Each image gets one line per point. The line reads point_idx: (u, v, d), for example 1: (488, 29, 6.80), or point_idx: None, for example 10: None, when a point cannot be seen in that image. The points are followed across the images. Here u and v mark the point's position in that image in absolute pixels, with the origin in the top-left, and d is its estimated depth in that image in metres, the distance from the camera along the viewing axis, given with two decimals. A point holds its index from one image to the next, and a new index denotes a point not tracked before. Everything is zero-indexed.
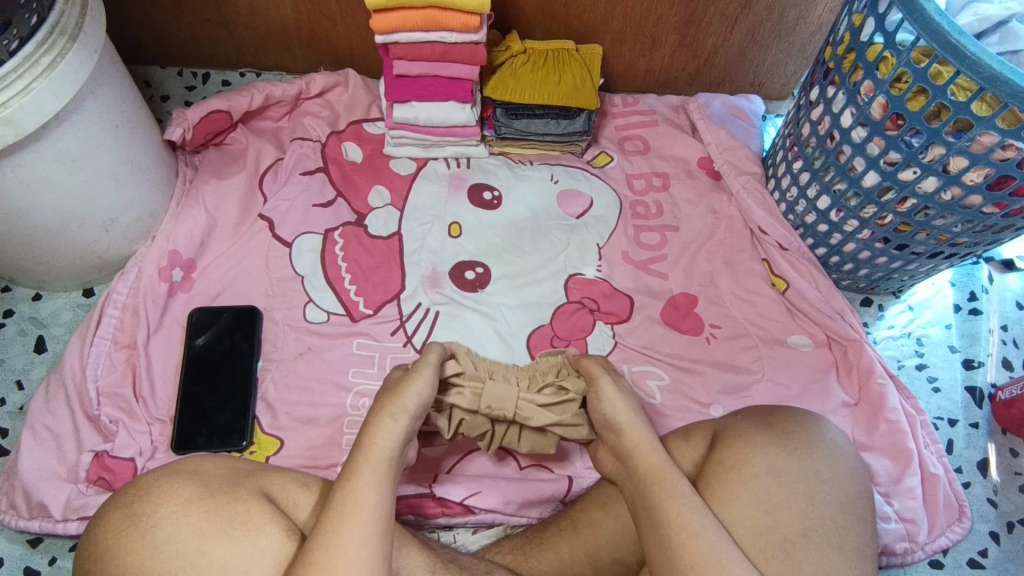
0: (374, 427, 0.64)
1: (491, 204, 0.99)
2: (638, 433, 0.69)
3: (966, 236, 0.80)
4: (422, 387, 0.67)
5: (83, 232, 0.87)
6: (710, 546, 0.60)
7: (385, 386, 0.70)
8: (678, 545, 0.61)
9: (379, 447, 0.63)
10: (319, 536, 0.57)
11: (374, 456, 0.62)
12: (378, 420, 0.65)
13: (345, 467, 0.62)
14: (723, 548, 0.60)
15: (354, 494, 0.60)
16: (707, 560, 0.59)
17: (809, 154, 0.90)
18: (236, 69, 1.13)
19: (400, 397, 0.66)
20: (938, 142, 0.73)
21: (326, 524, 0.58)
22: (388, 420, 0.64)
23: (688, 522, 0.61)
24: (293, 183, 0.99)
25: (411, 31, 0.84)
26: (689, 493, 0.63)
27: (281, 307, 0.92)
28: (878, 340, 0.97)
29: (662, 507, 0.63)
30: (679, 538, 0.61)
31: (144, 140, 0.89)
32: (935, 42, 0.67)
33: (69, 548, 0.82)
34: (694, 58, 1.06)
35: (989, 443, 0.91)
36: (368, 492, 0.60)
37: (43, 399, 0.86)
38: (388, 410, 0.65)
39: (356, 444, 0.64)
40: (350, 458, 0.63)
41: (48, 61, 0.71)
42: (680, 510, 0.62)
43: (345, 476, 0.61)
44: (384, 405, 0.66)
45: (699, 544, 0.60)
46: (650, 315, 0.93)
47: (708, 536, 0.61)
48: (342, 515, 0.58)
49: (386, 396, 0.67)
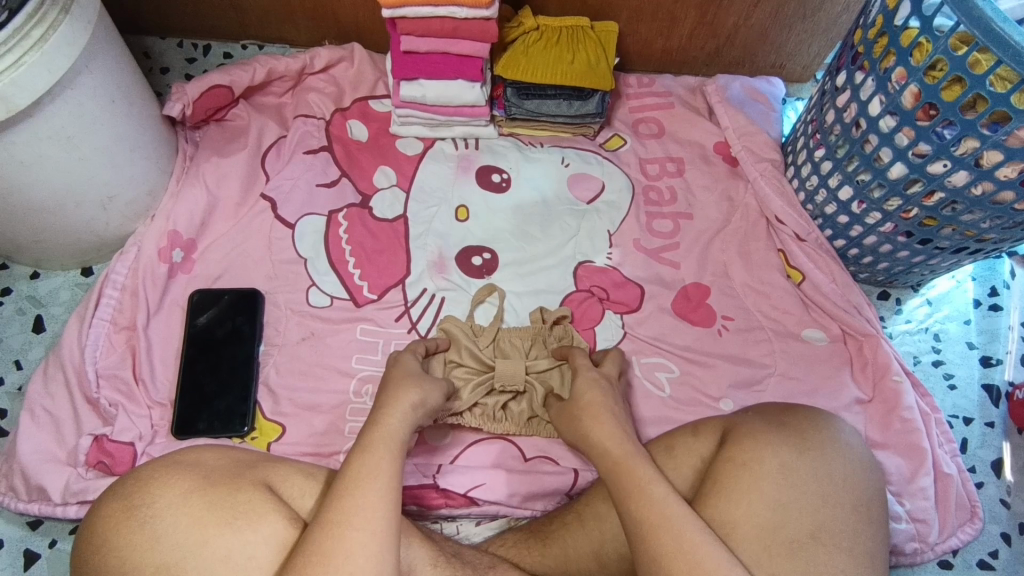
0: (392, 404, 0.66)
1: (499, 187, 0.96)
2: (606, 426, 0.68)
3: (994, 232, 0.77)
4: (435, 391, 0.71)
5: (80, 210, 0.85)
6: (673, 536, 0.57)
7: (396, 370, 0.72)
8: (643, 538, 0.58)
9: (393, 425, 0.64)
10: (338, 496, 0.57)
11: (389, 430, 0.63)
12: (395, 400, 0.67)
13: (356, 443, 0.62)
14: (687, 535, 0.57)
15: (372, 463, 0.60)
16: (676, 549, 0.57)
17: (833, 143, 0.86)
18: (238, 41, 1.10)
19: (421, 389, 0.69)
20: (972, 135, 0.70)
21: (343, 491, 0.57)
22: (406, 407, 0.67)
23: (653, 514, 0.59)
24: (296, 162, 0.96)
25: (420, 6, 0.81)
26: (651, 482, 0.61)
27: (283, 291, 0.90)
28: (895, 335, 0.95)
29: (627, 500, 0.61)
30: (645, 530, 0.58)
31: (143, 115, 0.86)
32: (976, 29, 0.63)
33: (69, 531, 0.81)
34: (714, 37, 1.02)
35: (1004, 443, 0.89)
36: (386, 464, 0.60)
37: (41, 380, 0.85)
38: (406, 399, 0.67)
39: (369, 423, 0.64)
40: (362, 434, 0.63)
41: (40, 33, 0.68)
42: (657, 498, 0.60)
43: (359, 450, 0.61)
44: (403, 392, 0.68)
45: (669, 533, 0.58)
46: (661, 306, 0.91)
47: (672, 524, 0.58)
48: (358, 484, 0.58)
49: (406, 385, 0.69)
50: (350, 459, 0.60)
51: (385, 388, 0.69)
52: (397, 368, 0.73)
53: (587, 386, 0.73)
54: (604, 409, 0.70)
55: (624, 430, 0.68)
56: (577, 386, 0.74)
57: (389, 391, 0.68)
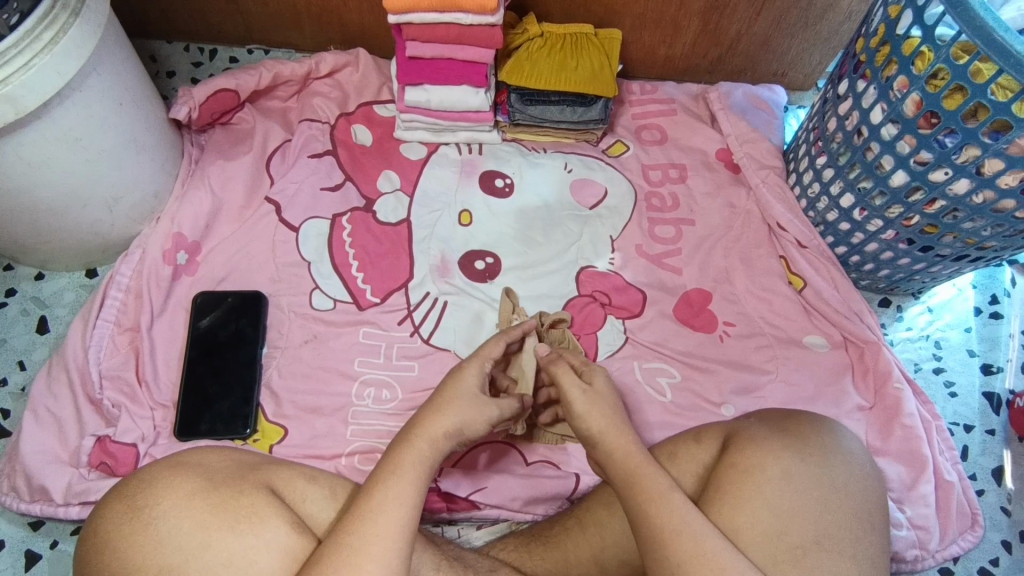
0: (423, 430, 0.62)
1: (503, 192, 0.97)
2: (621, 437, 0.65)
3: (995, 240, 0.78)
4: (480, 424, 0.65)
5: (86, 212, 0.85)
6: (694, 543, 0.58)
7: (449, 384, 0.67)
8: (659, 546, 0.59)
9: (423, 451, 0.61)
10: (356, 521, 0.57)
11: (418, 455, 0.61)
12: (429, 424, 0.63)
13: (384, 461, 0.61)
14: (708, 542, 0.58)
15: (400, 488, 0.58)
16: (692, 557, 0.57)
17: (834, 150, 0.87)
18: (244, 45, 1.10)
19: (456, 417, 0.64)
20: (974, 143, 0.70)
21: (365, 507, 0.58)
22: (441, 435, 0.63)
23: (671, 523, 0.59)
24: (301, 166, 0.96)
25: (426, 12, 0.82)
26: (672, 489, 0.61)
27: (286, 293, 0.90)
28: (896, 342, 0.96)
29: (640, 509, 0.61)
30: (662, 538, 0.59)
31: (149, 117, 0.87)
32: (978, 38, 0.64)
33: (71, 532, 0.81)
34: (717, 46, 1.03)
35: (1005, 451, 0.89)
36: (412, 490, 0.59)
37: (45, 381, 0.85)
38: (442, 424, 0.63)
39: (399, 440, 0.62)
40: (390, 454, 0.61)
41: (50, 36, 0.69)
42: (678, 504, 0.60)
43: (386, 469, 0.60)
44: (440, 417, 0.63)
45: (688, 541, 0.58)
46: (663, 311, 0.91)
47: (691, 531, 0.58)
48: (383, 506, 0.57)
49: (450, 406, 0.64)
50: (374, 479, 0.60)
51: (428, 404, 0.65)
52: (450, 382, 0.67)
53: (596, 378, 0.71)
54: (611, 410, 0.68)
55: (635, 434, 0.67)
56: (586, 377, 0.71)
57: (433, 405, 0.64)
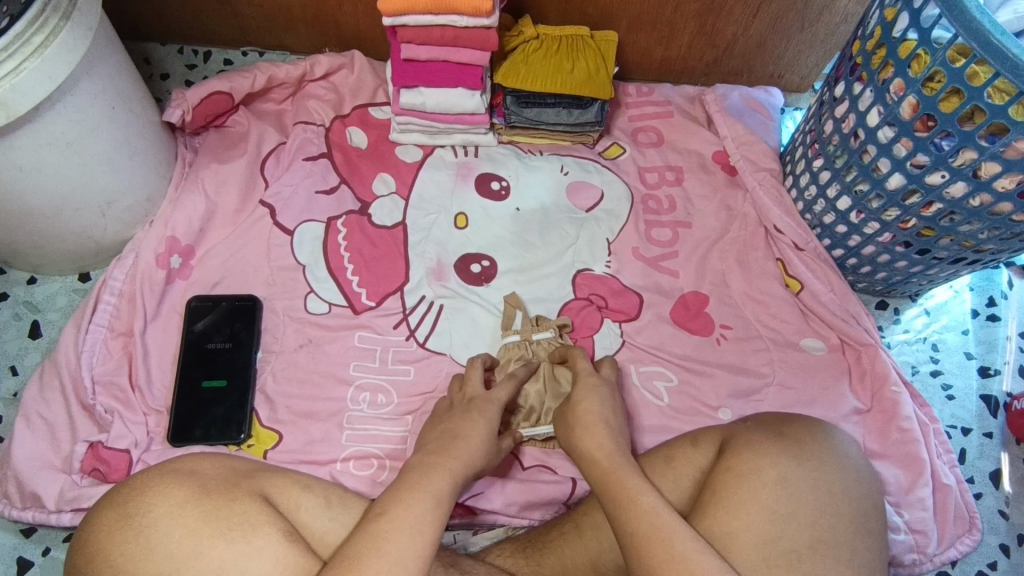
0: (447, 457, 0.64)
1: (498, 195, 0.97)
2: (600, 439, 0.67)
3: (992, 243, 0.78)
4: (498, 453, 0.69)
5: (79, 215, 0.84)
6: (664, 547, 0.57)
7: (462, 423, 0.69)
8: (637, 547, 0.58)
9: (449, 473, 0.62)
10: (364, 539, 0.55)
11: (438, 478, 0.61)
12: (453, 454, 0.65)
13: (397, 484, 0.61)
14: (678, 545, 0.57)
15: (415, 506, 0.58)
16: (666, 559, 0.56)
17: (831, 153, 0.86)
18: (238, 48, 1.10)
19: (479, 450, 0.67)
20: (971, 146, 0.70)
21: (380, 521, 0.57)
22: (464, 464, 0.64)
23: (643, 527, 0.58)
24: (296, 169, 0.96)
25: (421, 14, 0.81)
26: (641, 494, 0.61)
27: (281, 297, 0.90)
28: (893, 345, 0.95)
29: (618, 513, 0.61)
30: (635, 542, 0.58)
31: (143, 120, 0.86)
32: (975, 42, 0.64)
33: (63, 539, 0.81)
34: (713, 48, 1.03)
35: (1003, 454, 0.89)
36: (425, 508, 0.58)
37: (37, 387, 0.84)
38: (467, 454, 0.66)
39: (419, 465, 0.63)
40: (410, 475, 0.62)
41: (40, 40, 0.68)
42: (645, 509, 0.60)
43: (400, 489, 0.60)
44: (465, 446, 0.66)
45: (660, 545, 0.57)
46: (660, 314, 0.91)
47: (663, 533, 0.58)
48: (396, 520, 0.57)
49: (470, 441, 0.67)
50: (386, 499, 0.59)
51: (444, 437, 0.68)
52: (468, 420, 0.70)
53: (588, 393, 0.73)
54: (599, 420, 0.69)
55: (619, 443, 0.67)
56: (578, 396, 0.73)
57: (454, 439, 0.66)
